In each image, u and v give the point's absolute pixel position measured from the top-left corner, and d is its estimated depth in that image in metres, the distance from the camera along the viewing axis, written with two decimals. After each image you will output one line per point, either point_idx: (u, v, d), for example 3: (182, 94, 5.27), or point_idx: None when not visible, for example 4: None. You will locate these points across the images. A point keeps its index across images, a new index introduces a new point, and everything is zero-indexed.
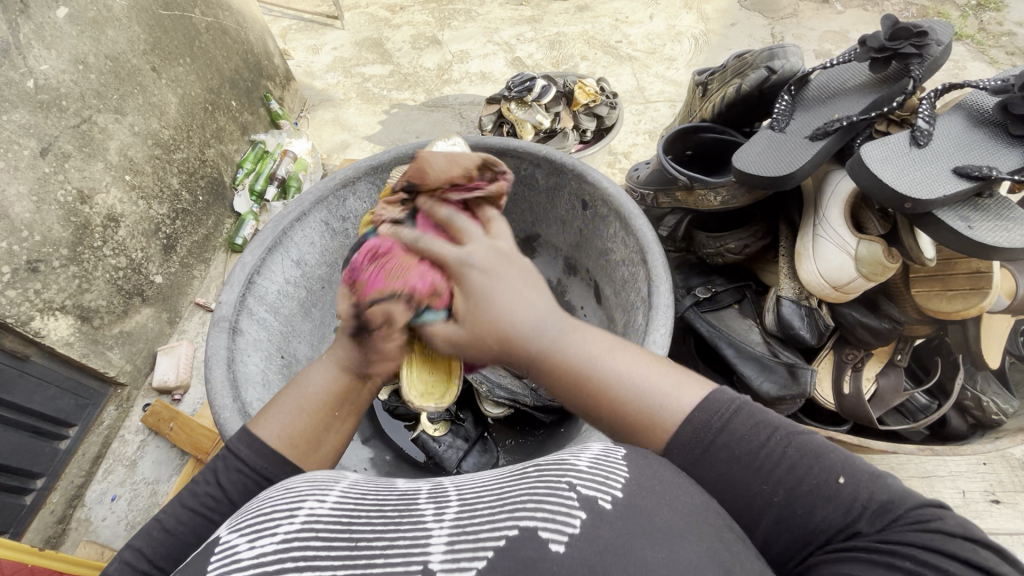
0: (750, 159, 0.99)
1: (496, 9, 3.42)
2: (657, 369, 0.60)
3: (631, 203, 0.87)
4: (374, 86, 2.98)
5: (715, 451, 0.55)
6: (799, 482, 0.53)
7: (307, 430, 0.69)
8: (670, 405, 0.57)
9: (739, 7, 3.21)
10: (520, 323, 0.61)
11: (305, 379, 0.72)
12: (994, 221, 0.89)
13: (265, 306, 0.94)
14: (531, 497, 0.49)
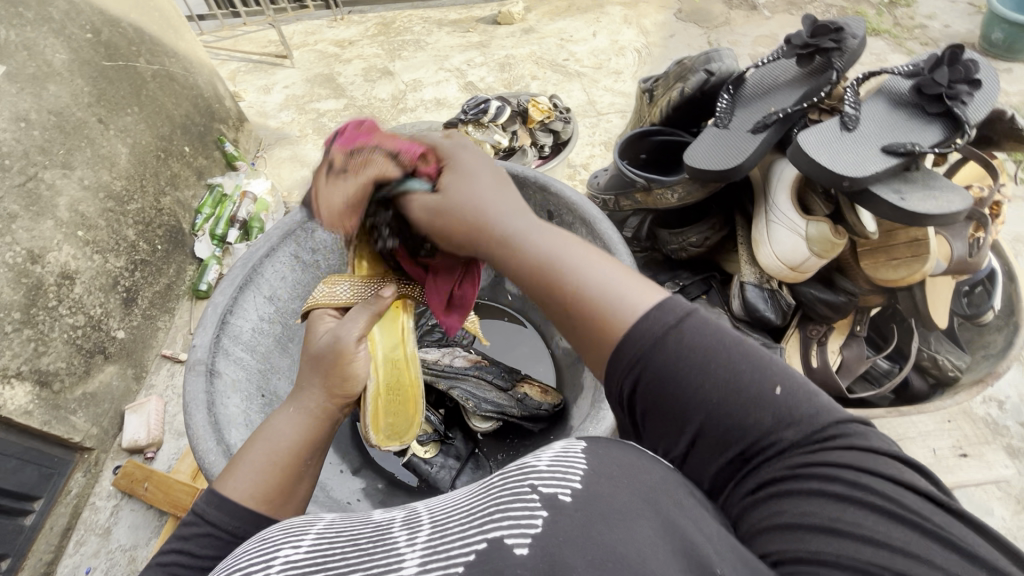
0: (702, 157, 1.03)
1: (445, 37, 3.51)
2: (618, 272, 0.56)
3: (594, 209, 0.90)
4: (330, 121, 3.00)
5: (675, 362, 0.51)
6: (732, 390, 0.50)
7: (276, 482, 0.66)
8: (630, 304, 0.53)
9: (676, 19, 3.38)
10: (481, 205, 0.63)
11: (269, 431, 0.70)
12: (922, 192, 0.96)
13: (242, 346, 0.93)
14: (496, 506, 0.47)
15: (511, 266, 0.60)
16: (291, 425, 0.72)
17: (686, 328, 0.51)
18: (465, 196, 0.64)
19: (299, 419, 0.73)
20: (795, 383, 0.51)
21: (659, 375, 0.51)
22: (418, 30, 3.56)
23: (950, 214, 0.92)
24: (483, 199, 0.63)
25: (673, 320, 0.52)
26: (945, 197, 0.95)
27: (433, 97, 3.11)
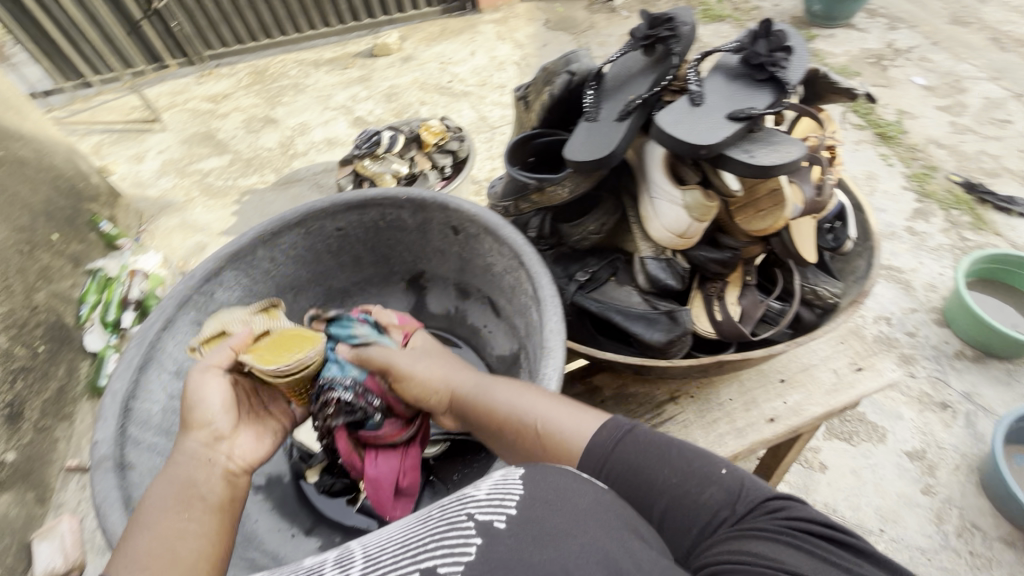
0: (587, 135, 0.82)
1: (324, 77, 3.46)
2: (556, 403, 0.70)
3: (494, 216, 0.88)
4: (217, 179, 2.84)
5: (612, 465, 0.64)
6: (680, 473, 0.62)
7: (165, 540, 0.60)
8: (575, 432, 0.67)
9: (545, 29, 3.56)
10: (447, 375, 0.80)
11: (145, 498, 0.64)
12: (768, 145, 0.79)
13: (153, 431, 0.79)
14: (432, 539, 0.55)
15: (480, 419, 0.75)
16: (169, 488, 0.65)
17: (632, 438, 0.65)
18: (437, 368, 0.82)
19: (175, 480, 0.66)
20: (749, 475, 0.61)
21: (616, 482, 0.64)
22: (295, 74, 3.48)
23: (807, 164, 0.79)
24: (454, 375, 0.81)
25: (614, 434, 0.66)
26: (784, 146, 0.74)
27: (324, 138, 3.05)
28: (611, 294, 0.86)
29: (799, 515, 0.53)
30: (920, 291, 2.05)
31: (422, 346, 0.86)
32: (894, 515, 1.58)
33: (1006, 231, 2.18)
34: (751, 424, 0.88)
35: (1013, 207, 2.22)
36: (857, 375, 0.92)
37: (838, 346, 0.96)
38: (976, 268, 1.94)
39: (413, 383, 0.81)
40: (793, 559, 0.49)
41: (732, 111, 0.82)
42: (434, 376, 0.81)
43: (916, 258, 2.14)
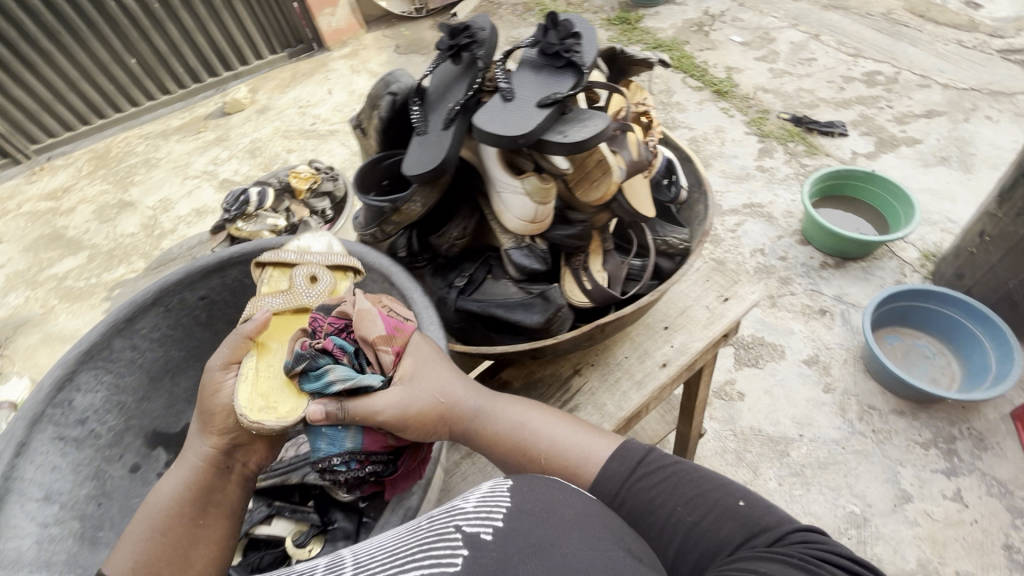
0: (419, 152, 0.75)
1: (177, 146, 3.25)
2: (575, 429, 0.77)
3: (356, 245, 0.87)
4: (78, 280, 2.59)
5: (629, 494, 0.71)
6: (695, 499, 0.69)
7: (164, 548, 0.62)
8: (593, 456, 0.75)
9: (397, 55, 3.60)
10: (455, 398, 0.76)
11: (152, 496, 0.66)
12: (581, 121, 0.71)
13: (28, 568, 0.66)
14: (422, 547, 0.56)
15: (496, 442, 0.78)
16: (176, 488, 0.66)
17: (646, 461, 0.74)
18: (440, 384, 0.75)
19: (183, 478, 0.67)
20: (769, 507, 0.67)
21: (633, 504, 0.71)
22: (143, 150, 3.25)
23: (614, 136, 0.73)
24: (462, 395, 0.77)
25: (635, 462, 0.74)
26: (587, 120, 0.70)
27: (191, 209, 2.88)
28: (489, 291, 0.88)
29: (823, 548, 0.59)
30: (781, 218, 2.30)
31: (418, 352, 0.75)
32: (808, 418, 1.76)
33: (834, 151, 2.50)
34: (648, 374, 0.94)
35: (833, 129, 2.55)
36: (725, 304, 1.02)
37: (704, 284, 1.04)
38: (817, 188, 2.21)
39: (423, 430, 0.73)
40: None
41: (533, 103, 0.71)
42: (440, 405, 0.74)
43: (771, 191, 2.41)
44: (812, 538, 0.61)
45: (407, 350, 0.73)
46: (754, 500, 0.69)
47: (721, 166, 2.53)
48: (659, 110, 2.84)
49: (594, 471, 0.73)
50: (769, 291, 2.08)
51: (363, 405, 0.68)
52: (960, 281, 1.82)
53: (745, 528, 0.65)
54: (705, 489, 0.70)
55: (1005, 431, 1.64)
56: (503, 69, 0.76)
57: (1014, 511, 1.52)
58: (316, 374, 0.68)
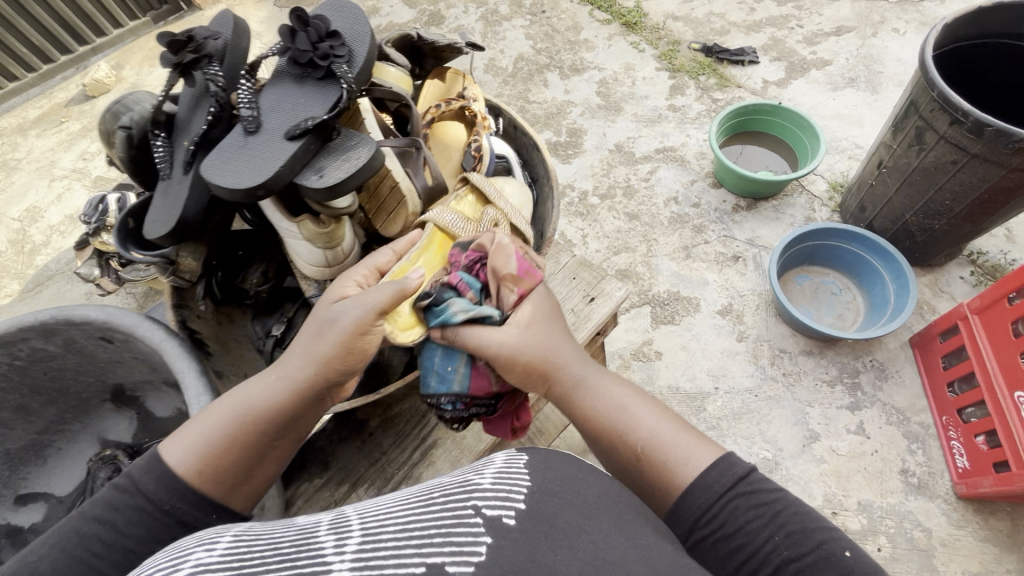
0: (188, 193, 0.71)
1: (35, 142, 2.83)
2: (680, 430, 0.74)
3: (129, 313, 0.71)
4: None
5: (725, 512, 0.66)
6: (790, 538, 0.63)
7: (225, 452, 0.68)
8: (688, 465, 0.70)
9: (278, 7, 3.15)
10: (557, 359, 0.80)
11: (245, 390, 0.71)
12: (341, 157, 0.74)
13: None
14: (438, 528, 0.55)
15: (586, 418, 0.79)
16: (267, 399, 0.71)
17: (742, 487, 0.67)
18: (543, 342, 0.80)
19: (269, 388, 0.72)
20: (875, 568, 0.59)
21: (723, 523, 0.65)
22: None
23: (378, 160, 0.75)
24: (569, 363, 0.81)
25: (738, 475, 0.68)
26: (350, 153, 0.74)
27: (64, 217, 2.54)
28: None
29: None
30: (694, 161, 2.22)
31: (540, 307, 0.83)
32: (723, 370, 1.76)
33: (744, 81, 2.39)
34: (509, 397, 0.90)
35: (743, 57, 2.42)
36: (591, 305, 0.95)
37: (571, 284, 0.97)
38: (725, 127, 2.12)
39: (524, 377, 0.79)
40: None
41: (282, 137, 0.74)
42: (544, 359, 0.80)
43: (683, 132, 2.30)
44: None
45: (530, 295, 0.83)
46: (862, 554, 0.61)
47: (632, 109, 2.39)
48: (566, 50, 2.62)
49: (687, 480, 0.69)
50: (683, 241, 2.03)
51: (472, 331, 0.78)
52: (863, 214, 1.81)
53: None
54: (810, 532, 0.63)
55: (904, 358, 1.70)
56: (247, 88, 0.79)
57: (911, 437, 1.58)
58: (440, 305, 0.79)
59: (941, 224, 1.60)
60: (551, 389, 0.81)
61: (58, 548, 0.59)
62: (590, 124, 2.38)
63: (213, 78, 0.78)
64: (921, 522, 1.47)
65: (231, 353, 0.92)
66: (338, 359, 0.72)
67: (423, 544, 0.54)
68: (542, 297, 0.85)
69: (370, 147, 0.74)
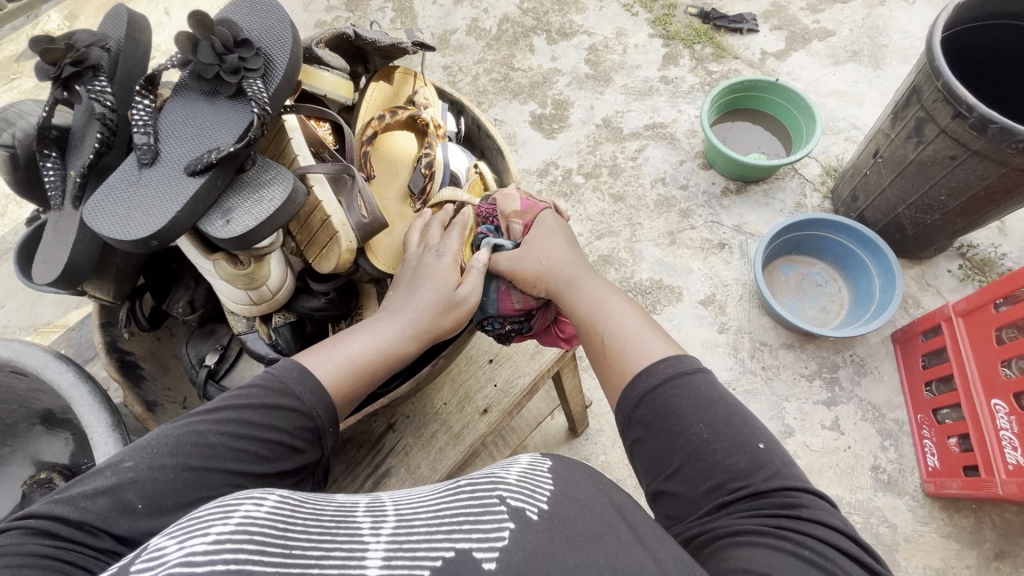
0: (109, 218, 0.74)
1: None
2: (649, 329, 0.74)
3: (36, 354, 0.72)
4: None
5: (665, 397, 0.67)
6: (719, 431, 0.64)
7: (358, 382, 0.74)
8: (645, 354, 0.71)
9: None
10: (546, 256, 0.85)
11: (379, 330, 0.78)
12: (248, 199, 0.77)
13: None
14: (467, 517, 0.53)
15: (567, 308, 0.81)
16: (402, 346, 0.78)
17: (691, 379, 0.67)
18: (537, 261, 0.84)
19: (397, 332, 0.78)
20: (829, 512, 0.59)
21: (663, 403, 0.66)
22: None
23: (284, 203, 0.77)
24: (555, 259, 0.84)
25: (688, 369, 0.68)
26: (266, 194, 0.77)
27: None
28: (241, 373, 0.91)
29: (820, 519, 0.57)
30: (684, 140, 2.11)
31: (544, 225, 0.88)
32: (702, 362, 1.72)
33: (741, 51, 2.26)
34: (467, 423, 0.89)
35: (742, 25, 2.27)
36: None
37: None
38: (717, 104, 2.01)
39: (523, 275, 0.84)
40: (771, 550, 0.54)
41: (186, 176, 0.75)
42: (531, 260, 0.84)
43: (674, 107, 2.18)
44: (804, 504, 0.59)
45: (534, 224, 0.88)
46: (776, 452, 0.64)
47: (621, 80, 2.25)
48: (555, 11, 2.44)
49: (637, 365, 0.71)
50: (668, 226, 1.95)
51: (494, 255, 0.87)
52: (855, 203, 1.74)
53: (749, 467, 0.62)
54: (741, 426, 0.65)
55: (885, 353, 1.68)
56: (145, 106, 0.79)
57: (885, 433, 1.58)
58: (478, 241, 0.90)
59: (934, 220, 1.53)
60: (545, 288, 0.83)
61: (161, 460, 0.58)
62: (577, 96, 2.25)
63: (100, 97, 0.78)
64: (888, 518, 1.49)
65: (167, 376, 0.93)
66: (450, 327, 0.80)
67: (454, 531, 0.51)
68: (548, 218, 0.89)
69: (285, 189, 0.77)
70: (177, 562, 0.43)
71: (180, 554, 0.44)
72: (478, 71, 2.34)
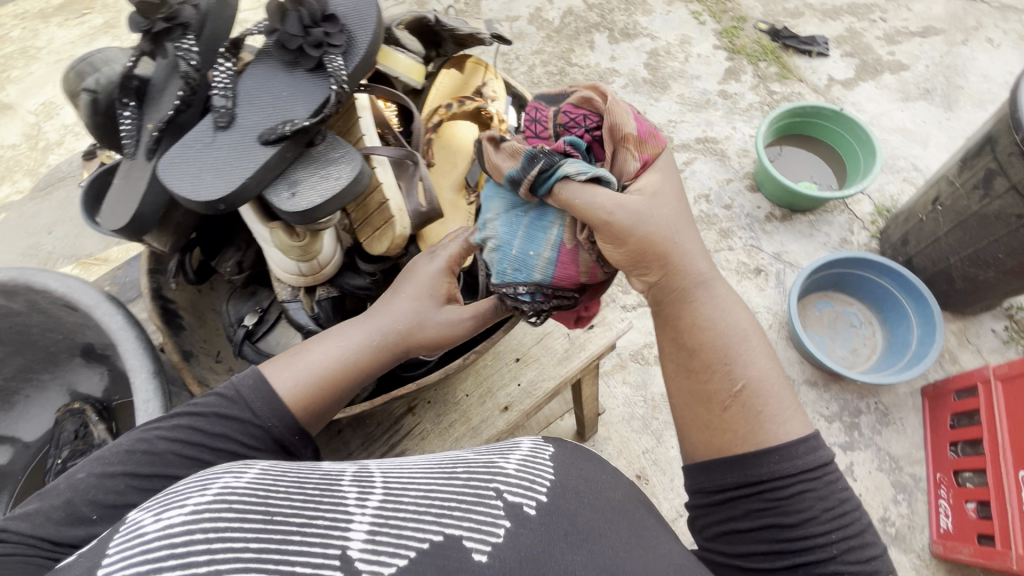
0: (182, 175, 0.75)
1: (56, 30, 2.65)
2: (785, 392, 0.66)
3: (91, 292, 0.75)
4: None
5: (800, 494, 0.60)
6: (852, 542, 0.59)
7: (318, 390, 0.71)
8: (783, 431, 0.64)
9: None
10: (681, 246, 0.69)
11: (348, 334, 0.76)
12: (315, 176, 0.78)
13: None
14: (460, 503, 0.53)
15: (682, 324, 0.69)
16: (373, 355, 0.76)
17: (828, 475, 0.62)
18: (659, 222, 0.68)
19: (365, 343, 0.76)
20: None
21: (794, 494, 0.61)
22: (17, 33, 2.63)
23: (351, 183, 0.78)
24: (690, 261, 0.69)
25: (823, 461, 0.63)
26: (334, 172, 0.78)
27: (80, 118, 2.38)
28: (276, 338, 0.93)
29: None
30: (734, 158, 2.07)
31: (668, 187, 0.72)
32: None
33: (808, 75, 2.18)
34: (486, 418, 0.90)
35: (812, 48, 2.20)
36: (587, 334, 0.95)
37: None
38: (776, 126, 1.95)
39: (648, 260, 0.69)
40: None
41: (258, 144, 0.77)
42: (659, 235, 0.68)
43: (729, 123, 2.13)
44: None
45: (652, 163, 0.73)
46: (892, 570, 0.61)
47: (679, 89, 2.21)
48: (621, 11, 2.40)
49: (776, 438, 0.63)
50: (705, 244, 1.92)
51: (593, 191, 0.68)
52: (904, 247, 1.68)
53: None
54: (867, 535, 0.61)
55: (911, 405, 1.63)
56: (227, 70, 0.82)
57: (899, 486, 1.54)
58: (552, 172, 0.70)
59: (986, 275, 1.48)
60: (655, 272, 0.69)
61: (110, 469, 0.60)
62: (632, 99, 2.20)
63: (186, 56, 0.80)
64: None
65: (205, 328, 0.95)
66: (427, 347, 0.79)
67: (439, 514, 0.51)
68: (673, 180, 0.74)
69: (353, 170, 0.78)
70: (160, 536, 0.45)
71: (163, 526, 0.45)
72: (535, 62, 2.31)
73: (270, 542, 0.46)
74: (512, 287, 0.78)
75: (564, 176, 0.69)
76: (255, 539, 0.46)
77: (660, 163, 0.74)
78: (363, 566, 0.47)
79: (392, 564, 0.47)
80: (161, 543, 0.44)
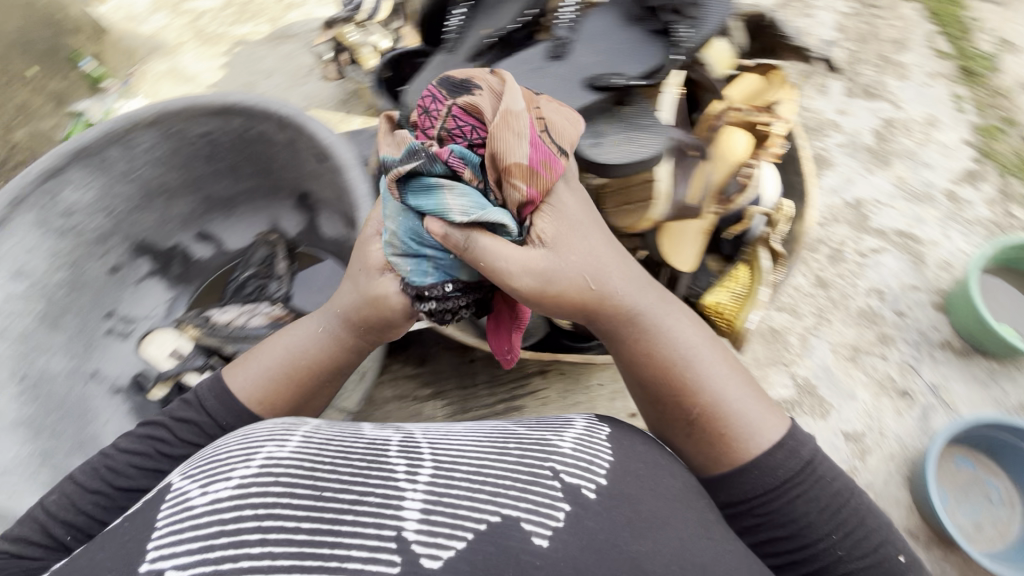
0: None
1: None
2: (749, 390, 0.93)
3: None
4: (205, 18, 2.45)
5: (801, 497, 0.88)
6: (846, 532, 0.88)
7: (283, 386, 1.02)
8: (764, 437, 0.90)
9: None
10: (608, 286, 0.91)
11: (287, 346, 1.04)
12: None
13: None
14: (513, 485, 0.75)
15: (655, 357, 0.93)
16: (321, 354, 1.03)
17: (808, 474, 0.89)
18: (594, 251, 0.91)
19: (319, 334, 1.04)
20: (897, 545, 0.91)
21: (789, 501, 0.88)
22: None
23: None
24: (631, 295, 0.93)
25: (805, 455, 0.90)
26: None
27: None
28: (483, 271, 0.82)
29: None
30: (932, 267, 1.83)
31: (573, 221, 0.91)
32: None
33: None
34: None
35: None
36: None
37: None
38: (1003, 254, 1.69)
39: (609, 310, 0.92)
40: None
41: None
42: (588, 288, 0.90)
43: (942, 228, 1.88)
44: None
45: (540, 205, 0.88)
46: (889, 539, 0.91)
47: (902, 170, 1.97)
48: (873, 64, 2.15)
49: (759, 449, 0.89)
50: (861, 343, 1.73)
51: (493, 241, 0.84)
52: None
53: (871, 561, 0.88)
54: (850, 506, 0.90)
55: None
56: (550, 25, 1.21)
57: None
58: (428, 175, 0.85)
59: None
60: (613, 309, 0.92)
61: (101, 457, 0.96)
62: (845, 162, 2.00)
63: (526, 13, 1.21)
64: None
65: None
66: (388, 314, 0.95)
67: (494, 495, 0.74)
68: (588, 216, 0.93)
69: None
70: (223, 504, 0.69)
71: (215, 500, 0.69)
72: None
73: (324, 524, 0.68)
74: (438, 286, 0.91)
75: (447, 205, 0.84)
76: (305, 517, 0.68)
77: (559, 201, 0.91)
78: (425, 545, 0.67)
79: (449, 547, 0.68)
80: (215, 513, 0.68)
